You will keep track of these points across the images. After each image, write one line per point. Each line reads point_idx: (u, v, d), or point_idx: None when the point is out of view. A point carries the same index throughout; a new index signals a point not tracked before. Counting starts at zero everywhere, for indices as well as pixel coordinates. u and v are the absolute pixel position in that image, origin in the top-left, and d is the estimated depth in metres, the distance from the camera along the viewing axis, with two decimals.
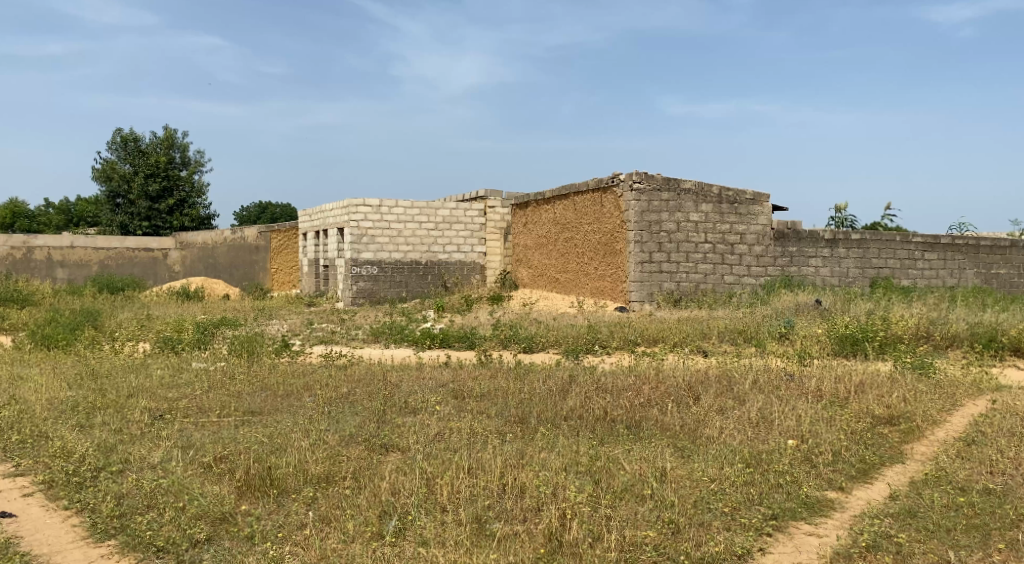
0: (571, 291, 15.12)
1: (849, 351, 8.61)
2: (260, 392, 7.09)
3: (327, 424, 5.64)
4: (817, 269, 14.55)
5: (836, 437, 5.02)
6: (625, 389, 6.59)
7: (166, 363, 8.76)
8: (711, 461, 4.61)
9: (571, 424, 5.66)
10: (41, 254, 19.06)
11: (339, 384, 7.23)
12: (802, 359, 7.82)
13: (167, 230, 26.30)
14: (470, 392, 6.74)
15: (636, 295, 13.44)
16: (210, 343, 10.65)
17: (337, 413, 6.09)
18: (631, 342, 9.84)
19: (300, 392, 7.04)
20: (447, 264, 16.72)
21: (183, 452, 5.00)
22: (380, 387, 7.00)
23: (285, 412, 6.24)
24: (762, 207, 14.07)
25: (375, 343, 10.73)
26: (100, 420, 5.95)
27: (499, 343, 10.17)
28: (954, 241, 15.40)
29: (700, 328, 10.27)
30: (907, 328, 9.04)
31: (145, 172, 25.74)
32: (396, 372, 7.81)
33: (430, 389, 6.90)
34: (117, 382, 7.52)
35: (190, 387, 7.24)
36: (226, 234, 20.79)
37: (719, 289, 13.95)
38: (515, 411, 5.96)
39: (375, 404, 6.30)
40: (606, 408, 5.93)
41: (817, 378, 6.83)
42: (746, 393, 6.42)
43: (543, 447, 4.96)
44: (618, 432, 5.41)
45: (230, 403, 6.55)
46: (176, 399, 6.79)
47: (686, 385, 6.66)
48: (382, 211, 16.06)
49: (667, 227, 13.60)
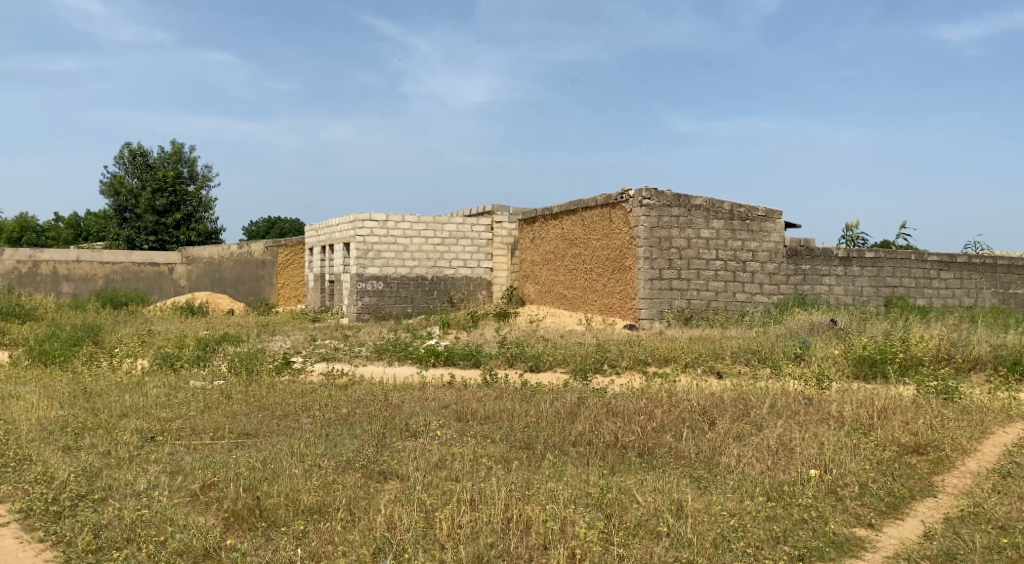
0: (579, 308, 14.85)
1: (868, 374, 8.33)
2: (257, 412, 6.83)
3: (325, 449, 5.39)
4: (830, 287, 14.23)
5: (862, 468, 4.73)
6: (636, 412, 6.31)
7: (164, 381, 8.52)
8: (730, 494, 4.34)
9: (579, 450, 5.39)
10: (47, 268, 18.90)
11: (338, 404, 6.98)
12: (821, 382, 7.53)
13: (173, 245, 26.11)
14: (475, 414, 6.47)
15: (645, 312, 13.17)
16: (211, 360, 10.42)
17: (334, 436, 5.83)
18: (641, 361, 9.56)
19: (297, 413, 6.77)
20: (452, 280, 16.47)
21: (170, 478, 4.75)
22: (381, 408, 6.74)
23: (281, 435, 5.98)
24: (774, 223, 13.78)
25: (378, 360, 10.48)
26: (88, 441, 5.71)
27: (505, 361, 9.91)
28: (970, 260, 15.10)
29: (713, 348, 9.99)
30: (927, 350, 8.74)
31: (152, 186, 25.62)
32: (398, 392, 7.55)
33: (432, 410, 6.64)
34: (111, 401, 7.28)
35: (185, 407, 6.99)
36: (232, 248, 20.61)
37: (731, 307, 13.65)
38: (520, 436, 5.69)
39: (375, 427, 6.05)
40: (616, 433, 5.65)
41: (837, 402, 6.54)
42: (764, 418, 6.13)
43: (550, 476, 4.69)
44: (629, 460, 5.14)
45: (224, 424, 6.29)
46: (170, 419, 6.54)
47: (700, 410, 6.38)
48: (389, 226, 15.86)
49: (677, 243, 13.34)
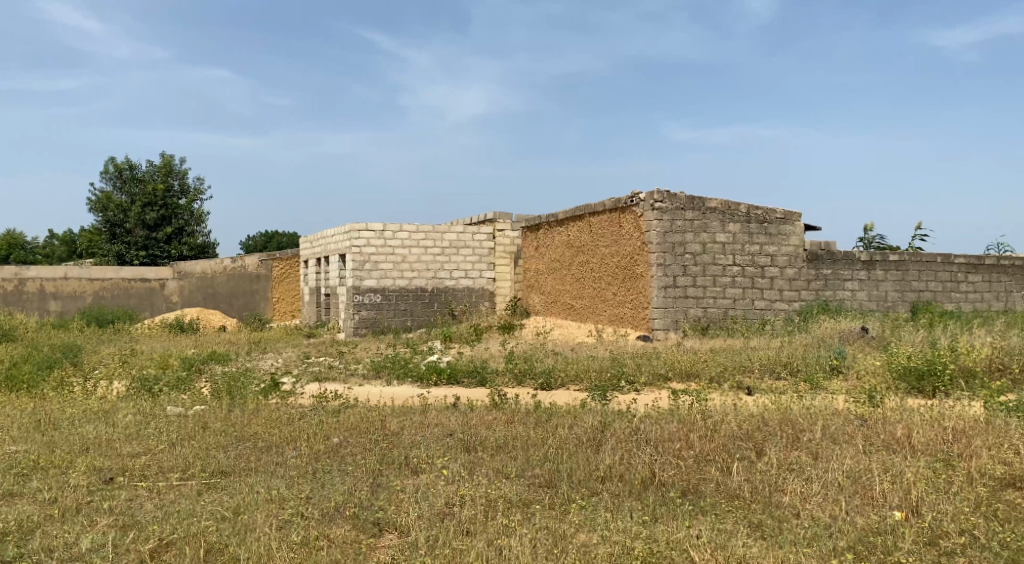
0: (588, 318, 14.01)
1: (916, 388, 7.52)
2: (238, 445, 6.00)
3: (310, 491, 4.58)
4: (853, 292, 13.40)
5: (961, 509, 3.94)
6: (669, 440, 5.48)
7: (136, 409, 7.65)
8: (807, 551, 3.57)
9: (610, 489, 4.57)
10: (34, 286, 18.19)
11: (328, 434, 6.15)
12: (871, 399, 6.71)
13: (165, 260, 25.33)
14: (484, 443, 5.62)
15: (659, 323, 12.34)
16: (194, 383, 9.59)
17: (321, 475, 5.00)
18: (661, 377, 8.76)
19: (281, 445, 5.93)
20: (454, 291, 15.65)
21: (120, 535, 3.94)
22: (378, 438, 5.92)
23: (261, 473, 5.15)
24: (794, 226, 12.94)
25: (376, 380, 9.60)
26: (34, 485, 4.88)
27: (513, 378, 9.11)
28: (999, 261, 14.32)
29: (739, 360, 9.16)
30: (979, 360, 7.94)
31: (142, 201, 24.87)
32: (397, 417, 6.72)
33: (435, 439, 5.79)
34: (73, 432, 6.44)
35: (154, 440, 6.14)
36: (225, 262, 19.68)
37: (750, 316, 12.82)
38: (540, 471, 4.87)
39: (370, 462, 5.23)
40: (652, 466, 4.82)
41: (895, 423, 5.74)
42: (821, 445, 5.29)
43: (583, 528, 3.91)
44: (672, 502, 4.31)
45: (198, 461, 5.46)
46: (135, 455, 5.69)
47: (745, 435, 5.56)
48: (386, 236, 15.05)
49: (691, 248, 12.52)
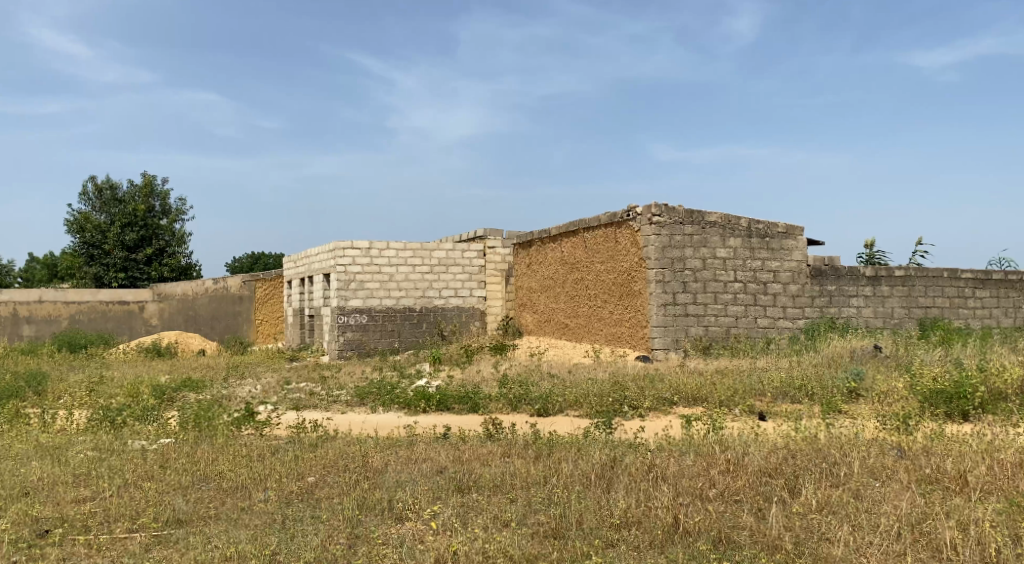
0: (584, 338, 13.35)
1: (946, 413, 6.91)
2: (201, 486, 5.30)
3: (276, 546, 3.90)
4: (859, 309, 12.82)
5: None
6: (688, 477, 4.82)
7: (94, 444, 6.90)
8: None
9: (630, 540, 3.92)
10: (6, 309, 17.39)
11: (303, 473, 5.46)
12: (905, 426, 6.08)
13: (145, 281, 24.58)
14: (479, 482, 4.95)
15: (659, 342, 11.70)
16: (162, 413, 8.82)
17: (290, 525, 4.31)
18: (667, 402, 8.08)
19: (250, 486, 5.22)
20: (443, 311, 14.97)
21: None
22: (360, 477, 5.23)
23: (221, 522, 4.45)
24: (795, 240, 12.38)
25: (360, 407, 8.88)
26: None
27: (507, 404, 8.41)
28: (1005, 276, 13.80)
29: (751, 382, 8.49)
30: (1012, 381, 7.33)
31: (121, 221, 24.15)
32: (382, 451, 6.02)
33: (423, 478, 5.11)
34: (16, 473, 5.70)
35: (107, 481, 5.42)
36: (207, 283, 18.94)
37: (753, 335, 12.19)
38: (545, 518, 4.21)
39: (347, 507, 4.54)
40: (675, 510, 4.17)
41: (939, 454, 5.10)
42: (863, 481, 4.65)
43: None
44: (704, 557, 3.67)
45: (152, 507, 4.75)
46: (82, 502, 4.98)
47: (774, 469, 4.92)
48: (372, 254, 14.40)
49: (691, 264, 11.92)
